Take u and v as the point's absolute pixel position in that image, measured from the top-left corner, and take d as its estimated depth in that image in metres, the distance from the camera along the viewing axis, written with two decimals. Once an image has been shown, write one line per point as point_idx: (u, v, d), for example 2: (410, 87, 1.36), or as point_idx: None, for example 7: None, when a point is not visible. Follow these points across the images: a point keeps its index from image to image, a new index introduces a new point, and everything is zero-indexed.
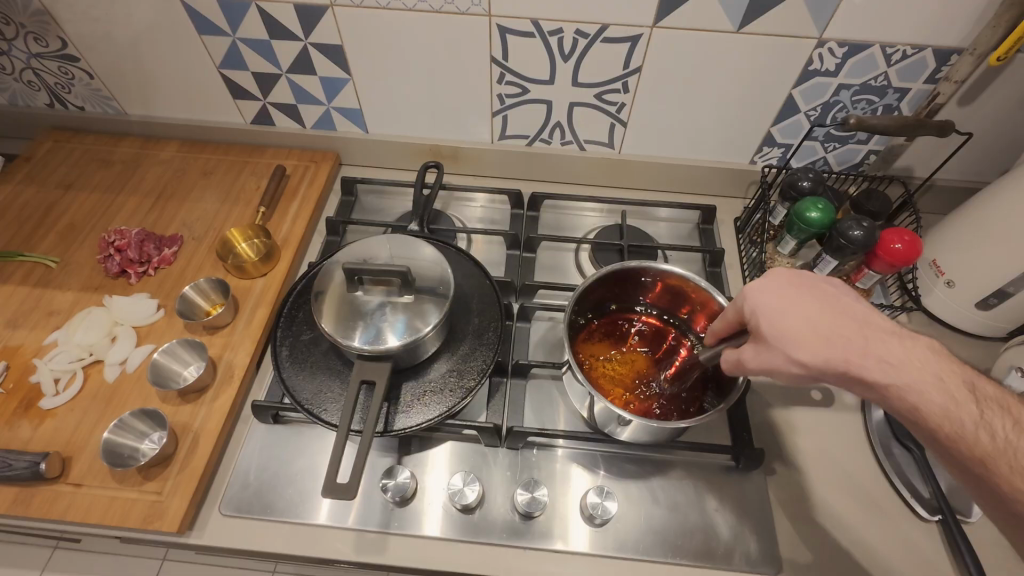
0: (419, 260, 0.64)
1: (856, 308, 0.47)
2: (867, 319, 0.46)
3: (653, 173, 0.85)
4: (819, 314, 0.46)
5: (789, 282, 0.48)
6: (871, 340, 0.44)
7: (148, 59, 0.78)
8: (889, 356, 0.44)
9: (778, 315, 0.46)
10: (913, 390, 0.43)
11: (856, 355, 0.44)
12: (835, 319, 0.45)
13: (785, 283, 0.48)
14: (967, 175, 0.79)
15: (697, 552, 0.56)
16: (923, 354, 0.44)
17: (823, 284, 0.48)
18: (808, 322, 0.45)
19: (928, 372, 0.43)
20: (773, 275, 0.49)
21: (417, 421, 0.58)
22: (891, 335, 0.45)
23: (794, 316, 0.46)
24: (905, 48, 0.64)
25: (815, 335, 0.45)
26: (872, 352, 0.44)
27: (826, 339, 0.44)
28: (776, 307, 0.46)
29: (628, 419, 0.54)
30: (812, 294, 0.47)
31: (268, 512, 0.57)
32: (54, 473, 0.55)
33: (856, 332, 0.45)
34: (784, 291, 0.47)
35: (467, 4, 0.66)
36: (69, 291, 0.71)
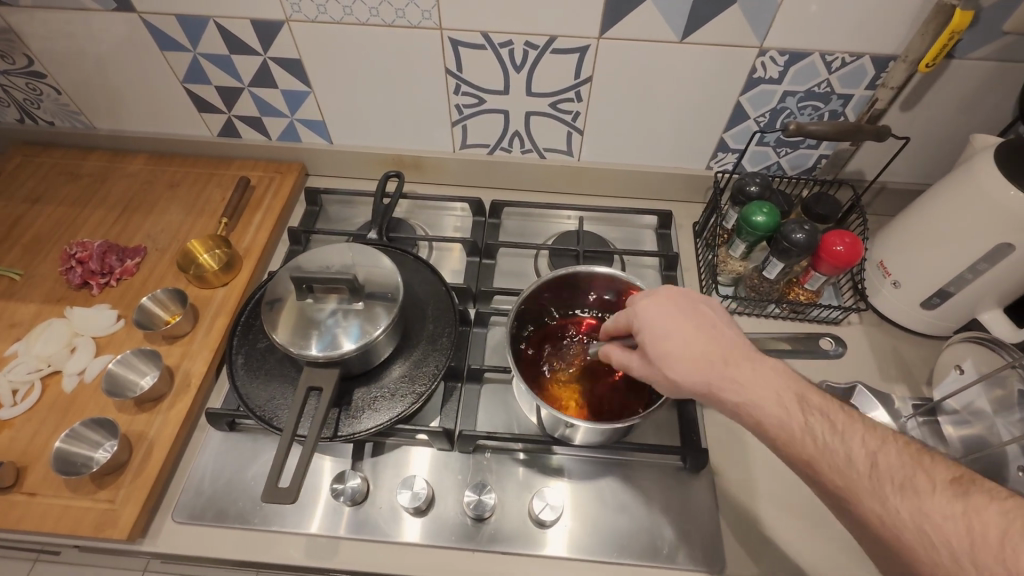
0: (372, 267, 0.66)
1: (726, 333, 0.48)
2: (736, 343, 0.48)
3: (612, 180, 0.87)
4: (695, 335, 0.47)
5: (670, 300, 0.50)
6: (730, 364, 0.46)
7: (114, 74, 0.80)
8: (742, 379, 0.45)
9: (660, 334, 0.48)
10: (757, 410, 0.44)
11: (718, 378, 0.46)
12: (705, 341, 0.47)
13: (674, 301, 0.50)
14: (918, 178, 0.81)
15: (644, 552, 0.57)
16: (771, 377, 0.46)
17: (700, 304, 0.50)
18: (684, 344, 0.47)
19: (771, 391, 0.45)
20: (661, 293, 0.50)
21: (367, 427, 0.59)
22: (747, 357, 0.47)
23: (671, 337, 0.47)
24: (843, 56, 0.66)
25: (686, 356, 0.46)
26: (730, 373, 0.46)
27: (697, 362, 0.46)
28: (654, 326, 0.48)
29: (569, 421, 0.55)
30: (687, 314, 0.49)
31: (220, 518, 0.58)
32: (8, 482, 0.56)
33: (719, 353, 0.47)
34: (667, 311, 0.49)
35: (419, 18, 0.67)
36: (32, 303, 0.72)
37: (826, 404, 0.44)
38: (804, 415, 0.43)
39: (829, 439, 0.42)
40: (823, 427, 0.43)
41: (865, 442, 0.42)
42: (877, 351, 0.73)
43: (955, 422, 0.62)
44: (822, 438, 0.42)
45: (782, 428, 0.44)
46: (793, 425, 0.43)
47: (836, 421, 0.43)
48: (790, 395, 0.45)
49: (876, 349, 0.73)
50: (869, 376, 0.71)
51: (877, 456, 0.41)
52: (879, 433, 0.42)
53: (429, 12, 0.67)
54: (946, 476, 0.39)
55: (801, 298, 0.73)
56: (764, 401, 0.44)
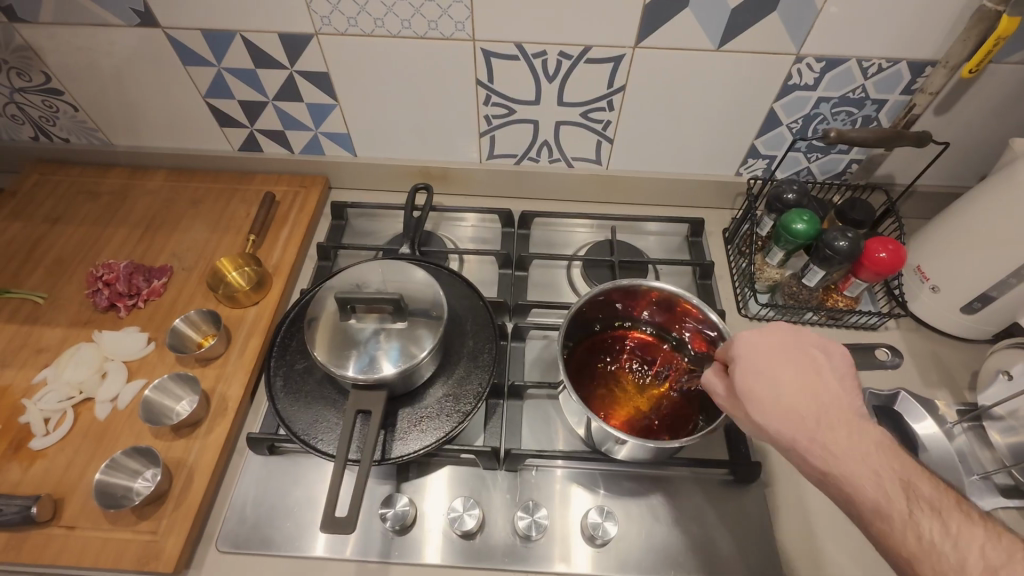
0: (411, 284, 0.64)
1: (832, 390, 0.46)
2: (841, 405, 0.45)
3: (641, 188, 0.86)
4: (790, 384, 0.46)
5: (776, 343, 0.48)
6: (824, 425, 0.44)
7: (134, 90, 0.78)
8: (834, 445, 0.43)
9: (755, 373, 0.47)
10: (848, 483, 0.43)
11: (805, 436, 0.44)
12: (803, 392, 0.46)
13: (779, 345, 0.48)
14: (949, 181, 0.81)
15: (700, 569, 0.56)
16: (868, 451, 0.43)
17: (815, 351, 0.48)
18: (777, 390, 0.46)
19: (865, 466, 0.43)
20: (770, 333, 0.49)
21: (414, 449, 0.58)
22: (846, 424, 0.44)
23: (763, 380, 0.47)
24: (880, 62, 0.66)
25: (776, 401, 0.46)
26: (823, 437, 0.44)
27: (788, 413, 0.45)
28: (751, 362, 0.48)
29: (624, 438, 0.54)
30: (793, 361, 0.47)
31: (265, 546, 0.57)
32: (46, 516, 0.55)
33: (815, 410, 0.45)
34: (770, 351, 0.48)
35: (452, 29, 0.66)
36: (58, 327, 0.70)
37: (939, 501, 0.41)
38: (909, 509, 0.40)
39: (938, 541, 0.39)
40: (933, 528, 0.39)
41: (986, 555, 0.37)
42: (916, 356, 0.73)
43: (1002, 429, 0.62)
44: (931, 539, 0.39)
45: (878, 515, 0.41)
46: (892, 514, 0.41)
47: (952, 524, 0.39)
48: (892, 478, 0.42)
49: (915, 354, 0.73)
50: (910, 382, 0.70)
51: (998, 573, 0.36)
52: (1007, 546, 0.38)
53: (462, 23, 0.66)
54: None
55: (839, 305, 0.73)
56: (858, 479, 0.42)
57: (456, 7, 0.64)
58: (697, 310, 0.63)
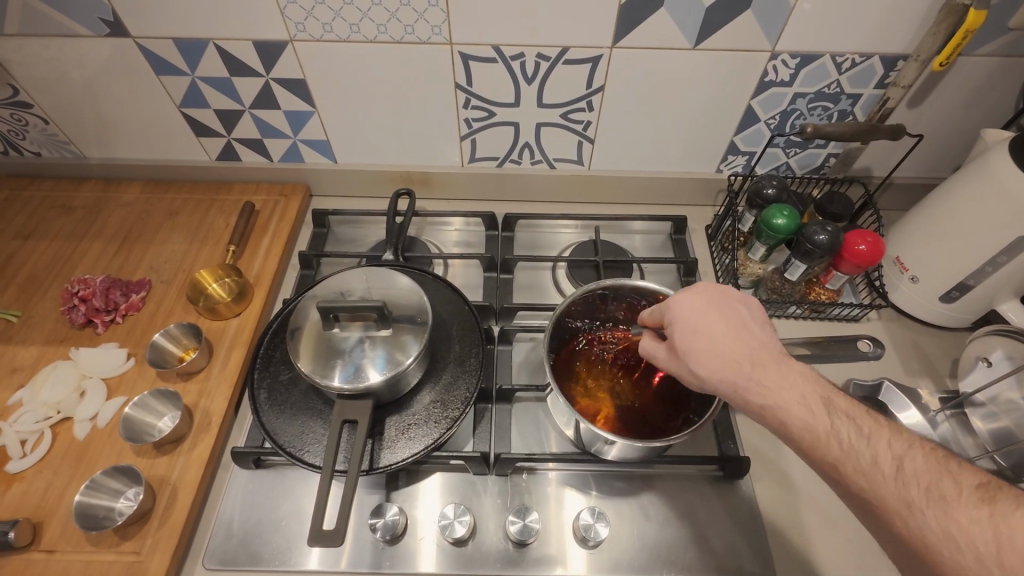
0: (395, 290, 0.64)
1: (760, 334, 0.48)
2: (766, 347, 0.47)
3: (624, 188, 0.86)
4: (722, 333, 0.47)
5: (706, 297, 0.50)
6: (757, 365, 0.46)
7: (106, 101, 0.77)
8: (766, 381, 0.45)
9: (687, 328, 0.48)
10: (779, 410, 0.45)
11: (743, 379, 0.46)
12: (734, 339, 0.47)
13: (709, 298, 0.50)
14: (924, 172, 0.82)
15: (692, 566, 0.57)
16: (795, 380, 0.45)
17: (738, 304, 0.50)
18: (710, 341, 0.47)
19: (795, 394, 0.45)
20: (699, 287, 0.51)
21: (403, 457, 0.57)
22: (774, 362, 0.46)
23: (698, 332, 0.48)
24: (854, 57, 0.67)
25: (710, 351, 0.47)
26: (754, 375, 0.46)
27: (723, 359, 0.47)
28: (687, 319, 0.49)
29: (612, 439, 0.54)
30: (720, 311, 0.49)
31: (254, 562, 0.56)
32: (24, 541, 0.53)
33: (747, 355, 0.47)
34: (701, 307, 0.49)
35: (428, 33, 0.66)
36: (33, 346, 0.68)
37: (853, 410, 0.44)
38: (829, 418, 0.43)
39: (854, 442, 0.42)
40: (850, 431, 0.42)
41: (892, 446, 0.41)
42: (898, 346, 0.74)
43: (983, 416, 0.63)
44: (848, 441, 0.42)
45: (806, 430, 0.43)
46: (818, 428, 0.43)
47: (863, 425, 0.42)
48: (815, 397, 0.45)
49: (898, 344, 0.74)
50: (894, 372, 0.71)
51: (901, 459, 0.40)
52: (906, 438, 0.42)
53: (439, 27, 0.65)
54: (973, 480, 0.38)
55: (822, 298, 0.73)
56: (786, 403, 0.44)
57: (432, 11, 0.64)
58: None
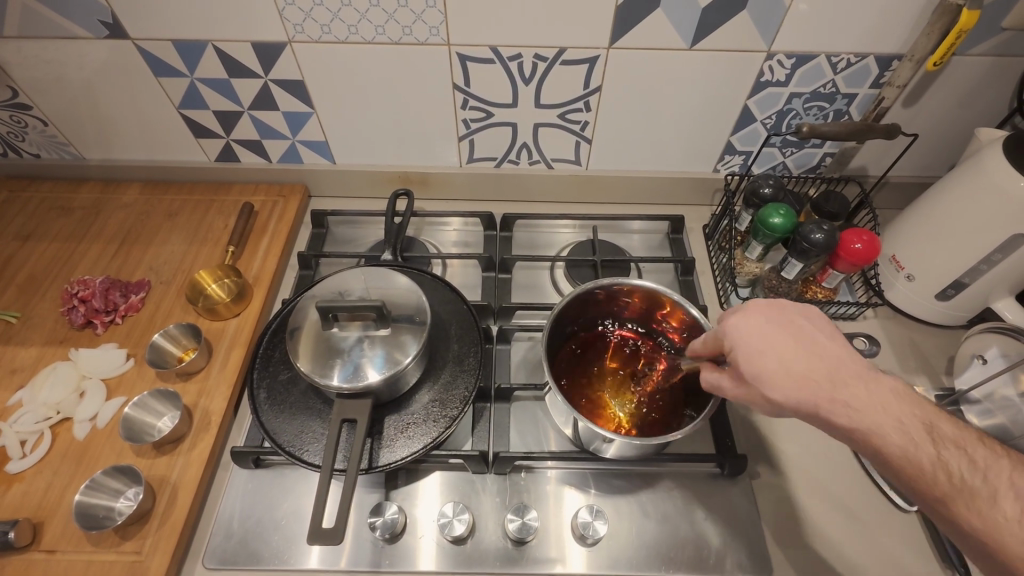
0: (393, 290, 0.64)
1: (833, 347, 0.46)
2: (844, 361, 0.45)
3: (621, 188, 0.87)
4: (792, 352, 0.45)
5: (762, 317, 0.47)
6: (841, 385, 0.44)
7: (105, 103, 0.77)
8: (854, 402, 0.43)
9: (754, 353, 0.46)
10: (876, 436, 0.43)
11: (826, 400, 0.43)
12: (808, 360, 0.45)
13: (766, 318, 0.47)
14: (921, 171, 0.82)
15: (689, 562, 0.57)
16: (887, 399, 0.43)
17: (800, 317, 0.47)
18: (782, 362, 0.45)
19: (885, 416, 0.43)
20: (751, 309, 0.48)
21: (402, 456, 0.58)
22: (857, 377, 0.44)
23: (766, 356, 0.46)
24: (849, 57, 0.67)
25: (786, 375, 0.45)
26: (840, 396, 0.43)
27: (800, 380, 0.44)
28: (749, 342, 0.46)
29: (610, 437, 0.54)
30: (784, 327, 0.47)
31: (254, 561, 0.56)
32: (25, 541, 0.53)
33: (827, 374, 0.44)
34: (761, 327, 0.47)
35: (426, 34, 0.66)
36: (33, 347, 0.69)
37: (960, 438, 0.43)
38: (936, 450, 0.42)
39: (968, 476, 0.41)
40: (963, 465, 0.41)
41: (1013, 482, 0.40)
42: (895, 344, 0.74)
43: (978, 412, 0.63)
44: (961, 475, 0.41)
45: (908, 461, 0.42)
46: (923, 458, 0.42)
47: (977, 458, 0.42)
48: (916, 423, 0.43)
49: (894, 342, 0.74)
50: (890, 370, 0.72)
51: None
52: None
53: (436, 28, 0.66)
54: None
55: (818, 297, 0.74)
56: (883, 428, 0.42)
57: (430, 12, 0.64)
58: (681, 308, 0.64)
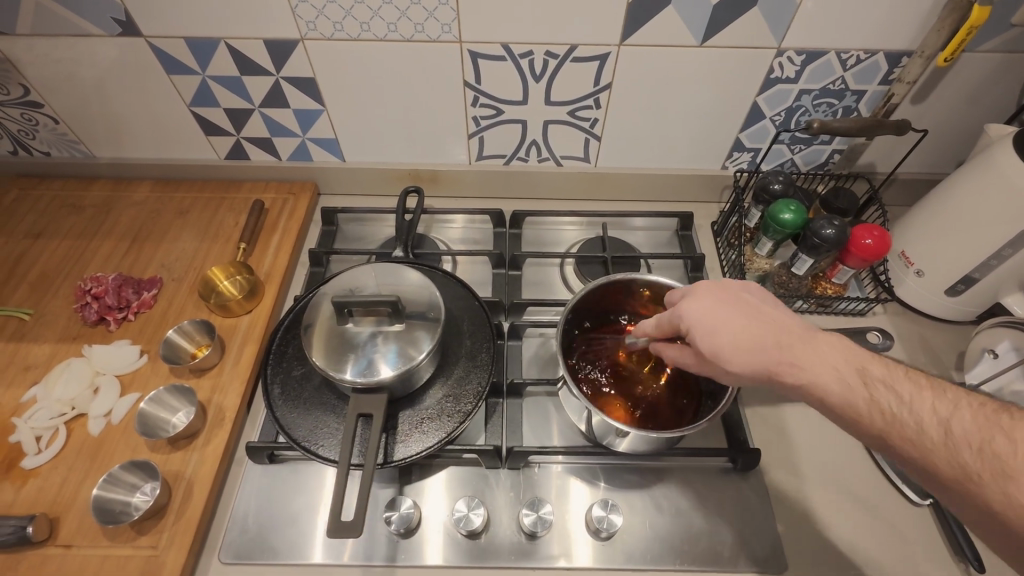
0: (406, 286, 0.64)
1: (774, 313, 0.49)
2: (787, 325, 0.48)
3: (630, 185, 0.87)
4: (742, 324, 0.48)
5: (708, 294, 0.50)
6: (786, 347, 0.47)
7: (116, 100, 0.77)
8: (803, 362, 0.46)
9: (709, 330, 0.48)
10: (821, 390, 0.45)
11: (781, 364, 0.46)
12: (756, 329, 0.48)
13: (712, 294, 0.50)
14: (929, 168, 0.83)
15: (703, 556, 0.57)
16: (829, 353, 0.46)
17: (741, 291, 0.50)
18: (733, 334, 0.47)
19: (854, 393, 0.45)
20: (699, 289, 0.51)
21: (417, 450, 0.58)
22: (801, 338, 0.47)
23: (720, 330, 0.47)
24: (859, 53, 0.67)
25: (738, 345, 0.47)
26: (791, 359, 0.46)
27: (754, 349, 0.47)
28: (701, 320, 0.48)
29: (625, 431, 0.54)
30: (727, 300, 0.49)
31: (269, 555, 0.56)
32: (42, 536, 0.53)
33: (773, 340, 0.47)
34: (711, 304, 0.49)
35: (438, 31, 0.67)
36: (46, 343, 0.69)
37: (891, 375, 0.44)
38: (867, 391, 0.44)
39: (898, 411, 0.42)
40: (893, 401, 0.43)
41: (938, 409, 0.41)
42: (905, 339, 0.74)
43: None
44: (890, 411, 0.43)
45: (847, 407, 0.44)
46: (856, 401, 0.44)
47: (905, 393, 0.43)
48: (849, 369, 0.45)
49: (904, 338, 0.74)
50: None
51: (950, 422, 0.40)
52: (951, 398, 0.42)
53: (449, 25, 0.66)
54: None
55: (828, 292, 0.74)
56: (825, 382, 0.45)
57: (442, 10, 0.64)
58: None
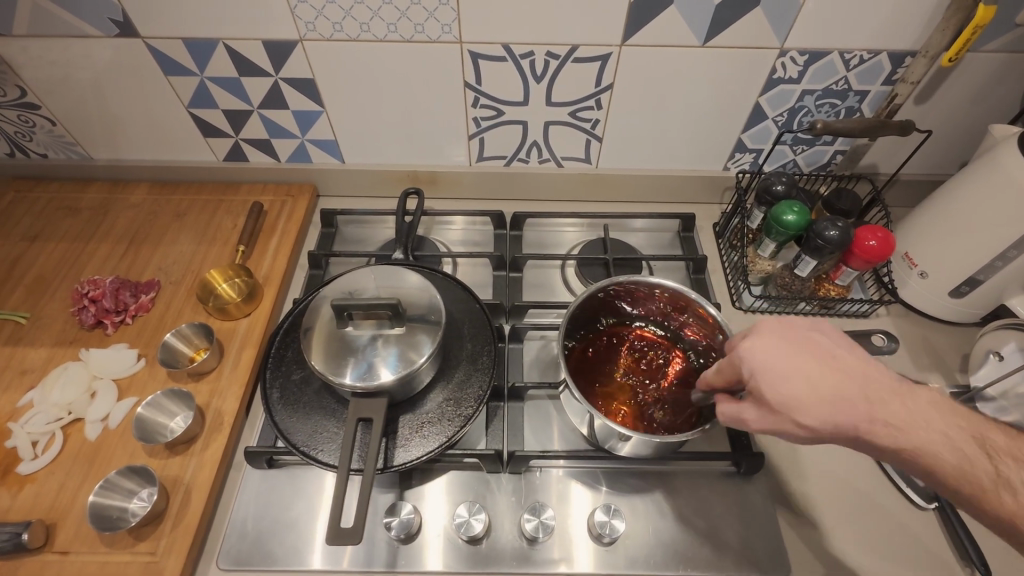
0: (406, 288, 0.64)
1: (853, 361, 0.46)
2: (869, 376, 0.45)
3: (631, 186, 0.86)
4: (818, 372, 0.44)
5: (778, 338, 0.46)
6: (872, 402, 0.44)
7: (113, 102, 0.76)
8: (895, 421, 0.44)
9: (782, 379, 0.44)
10: (926, 453, 0.44)
11: (865, 421, 0.43)
12: (833, 378, 0.44)
13: (780, 339, 0.46)
14: (932, 169, 0.82)
15: (707, 562, 0.56)
16: (927, 413, 0.44)
17: (813, 334, 0.47)
18: (811, 384, 0.44)
19: (895, 428, 0.44)
20: (763, 333, 0.47)
21: (417, 455, 0.57)
22: (888, 392, 0.45)
23: (795, 380, 0.44)
24: (862, 53, 0.67)
25: (817, 398, 0.43)
26: (879, 416, 0.43)
27: (834, 403, 0.44)
28: (776, 368, 0.45)
29: (628, 435, 0.54)
30: (800, 345, 0.46)
31: (268, 561, 0.56)
32: (38, 542, 0.53)
33: (856, 393, 0.44)
34: (783, 349, 0.46)
35: (438, 32, 0.66)
36: (42, 347, 0.68)
37: (1014, 448, 0.43)
38: (993, 464, 0.42)
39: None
40: (1021, 478, 0.42)
41: None
42: (909, 341, 0.74)
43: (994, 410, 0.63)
44: (1022, 492, 0.41)
45: (966, 479, 0.43)
46: (980, 475, 0.42)
47: None
48: (964, 436, 0.44)
49: (908, 340, 0.74)
50: (905, 368, 0.71)
51: None
52: None
53: (449, 26, 0.65)
54: None
55: (832, 294, 0.73)
56: (936, 447, 0.44)
57: (442, 10, 0.64)
58: (695, 306, 0.64)
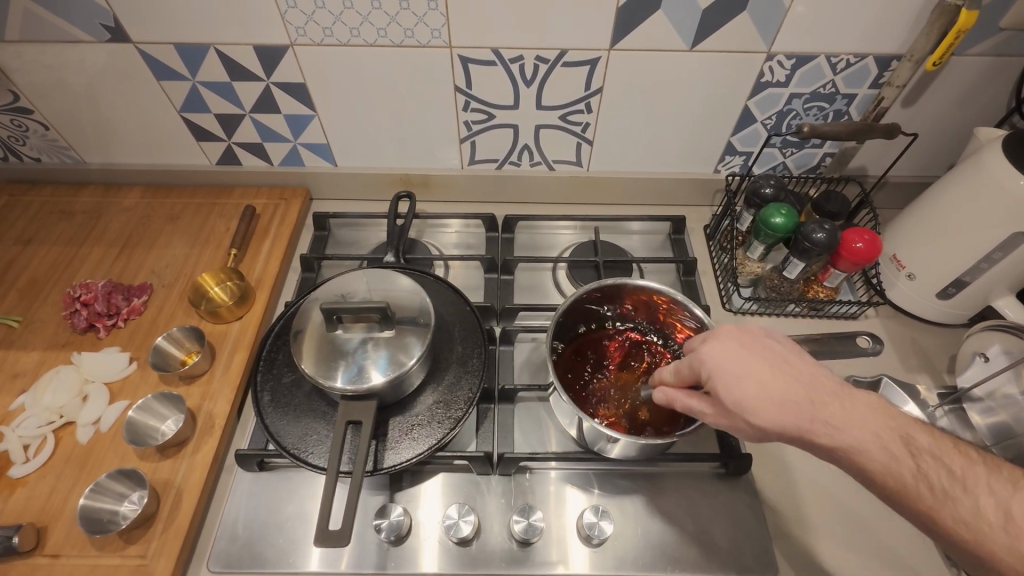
0: (396, 291, 0.64)
1: (801, 366, 0.47)
2: (816, 380, 0.46)
3: (623, 189, 0.87)
4: (768, 375, 0.45)
5: (732, 341, 0.47)
6: (817, 405, 0.44)
7: (106, 106, 0.77)
8: (839, 423, 0.44)
9: (733, 380, 0.45)
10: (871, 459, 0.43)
11: (809, 423, 0.44)
12: (782, 381, 0.45)
13: (734, 342, 0.47)
14: (920, 171, 0.83)
15: (695, 563, 0.57)
16: (865, 416, 0.45)
17: (764, 339, 0.48)
18: (760, 386, 0.45)
19: (880, 436, 0.44)
20: (717, 335, 0.48)
21: (407, 457, 0.58)
22: (834, 396, 0.45)
23: (745, 381, 0.45)
24: (848, 57, 0.68)
25: (764, 399, 0.44)
26: (822, 417, 0.44)
27: (781, 405, 0.44)
28: (727, 369, 0.46)
29: (616, 437, 0.54)
30: (753, 349, 0.47)
31: (258, 564, 0.56)
32: (29, 546, 0.53)
33: (804, 395, 0.45)
34: (734, 351, 0.46)
35: (428, 37, 0.67)
36: (35, 351, 0.68)
37: (938, 447, 0.44)
38: (916, 462, 0.43)
39: (948, 487, 0.42)
40: (943, 477, 0.42)
41: (993, 490, 0.41)
42: (897, 343, 0.74)
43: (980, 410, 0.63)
44: (942, 488, 0.42)
45: (890, 476, 0.43)
46: (904, 471, 0.43)
47: (955, 468, 0.42)
48: (896, 438, 0.44)
49: (896, 341, 0.74)
50: (893, 369, 0.72)
51: (1007, 504, 0.40)
52: (1007, 479, 0.42)
53: (438, 30, 0.66)
54: None
55: (820, 296, 0.74)
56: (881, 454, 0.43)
57: (432, 15, 0.64)
58: (684, 308, 0.64)
